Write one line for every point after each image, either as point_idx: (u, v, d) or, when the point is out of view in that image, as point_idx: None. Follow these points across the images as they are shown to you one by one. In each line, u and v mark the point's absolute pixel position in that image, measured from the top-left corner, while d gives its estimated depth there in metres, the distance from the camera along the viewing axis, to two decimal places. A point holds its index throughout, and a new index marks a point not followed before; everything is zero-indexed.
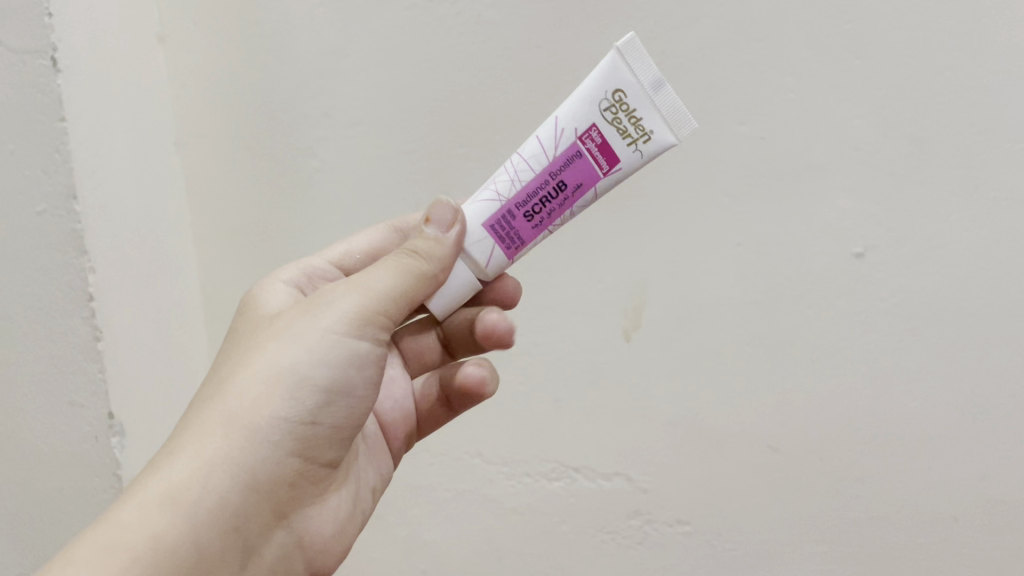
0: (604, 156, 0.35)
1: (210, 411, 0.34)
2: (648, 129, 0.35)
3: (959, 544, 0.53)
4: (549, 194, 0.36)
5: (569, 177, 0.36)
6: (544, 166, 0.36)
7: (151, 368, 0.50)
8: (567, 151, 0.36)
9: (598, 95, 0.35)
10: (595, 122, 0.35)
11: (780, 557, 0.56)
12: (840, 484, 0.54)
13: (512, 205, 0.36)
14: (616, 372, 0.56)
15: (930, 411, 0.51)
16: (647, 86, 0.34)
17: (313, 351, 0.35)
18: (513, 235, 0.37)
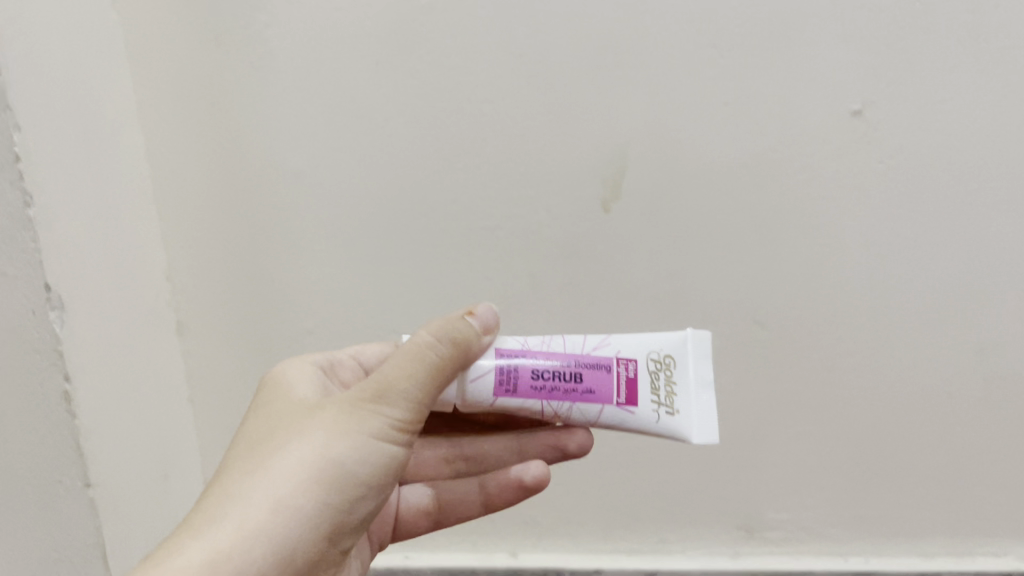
0: (626, 395, 0.37)
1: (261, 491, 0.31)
2: (676, 406, 0.37)
3: (952, 420, 0.51)
4: (562, 373, 0.36)
5: (587, 378, 0.36)
6: (573, 353, 0.37)
7: (91, 243, 0.47)
8: (609, 360, 0.37)
9: (654, 346, 0.38)
10: (637, 359, 0.37)
11: (765, 438, 0.53)
12: (828, 359, 0.51)
13: (528, 360, 0.36)
14: (594, 245, 0.50)
15: (924, 281, 0.49)
16: (695, 381, 0.38)
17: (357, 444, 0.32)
18: (512, 377, 0.36)
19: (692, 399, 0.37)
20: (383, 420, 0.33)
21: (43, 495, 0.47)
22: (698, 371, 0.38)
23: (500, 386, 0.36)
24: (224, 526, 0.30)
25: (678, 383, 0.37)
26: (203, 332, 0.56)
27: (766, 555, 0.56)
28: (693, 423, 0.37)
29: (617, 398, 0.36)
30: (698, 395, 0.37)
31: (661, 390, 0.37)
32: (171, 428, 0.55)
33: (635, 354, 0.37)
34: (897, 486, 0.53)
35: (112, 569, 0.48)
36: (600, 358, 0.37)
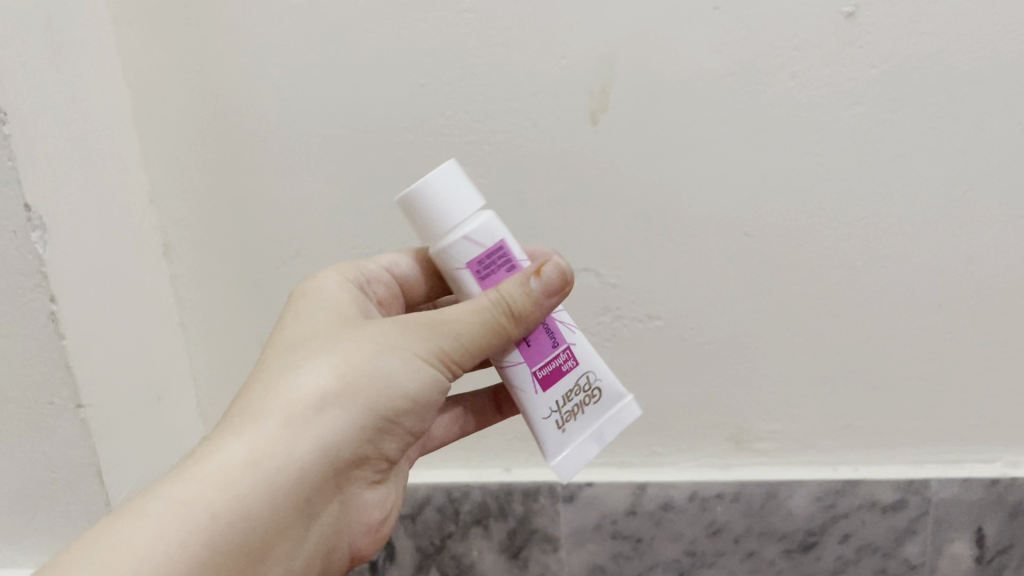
0: (546, 369, 0.37)
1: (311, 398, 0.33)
2: (564, 423, 0.38)
3: (942, 329, 0.51)
4: None
5: (533, 332, 0.37)
6: (546, 309, 0.37)
7: (70, 163, 0.46)
8: (561, 342, 0.38)
9: (604, 374, 0.38)
10: (580, 366, 0.38)
11: (754, 350, 0.53)
12: (818, 270, 0.51)
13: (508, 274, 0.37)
14: (583, 158, 0.50)
15: (916, 188, 0.48)
16: (592, 432, 0.38)
17: (404, 365, 0.34)
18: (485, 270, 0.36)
19: (585, 429, 0.38)
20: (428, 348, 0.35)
21: (35, 415, 0.47)
22: (601, 427, 0.38)
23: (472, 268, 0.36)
24: (272, 418, 0.32)
25: (586, 412, 0.38)
26: (190, 256, 0.55)
27: (757, 466, 0.56)
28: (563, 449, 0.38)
29: (536, 367, 0.37)
30: (586, 436, 0.38)
31: (570, 402, 0.38)
32: (162, 351, 0.55)
33: (585, 361, 0.38)
34: (887, 395, 0.53)
35: (108, 488, 0.49)
36: (555, 332, 0.37)
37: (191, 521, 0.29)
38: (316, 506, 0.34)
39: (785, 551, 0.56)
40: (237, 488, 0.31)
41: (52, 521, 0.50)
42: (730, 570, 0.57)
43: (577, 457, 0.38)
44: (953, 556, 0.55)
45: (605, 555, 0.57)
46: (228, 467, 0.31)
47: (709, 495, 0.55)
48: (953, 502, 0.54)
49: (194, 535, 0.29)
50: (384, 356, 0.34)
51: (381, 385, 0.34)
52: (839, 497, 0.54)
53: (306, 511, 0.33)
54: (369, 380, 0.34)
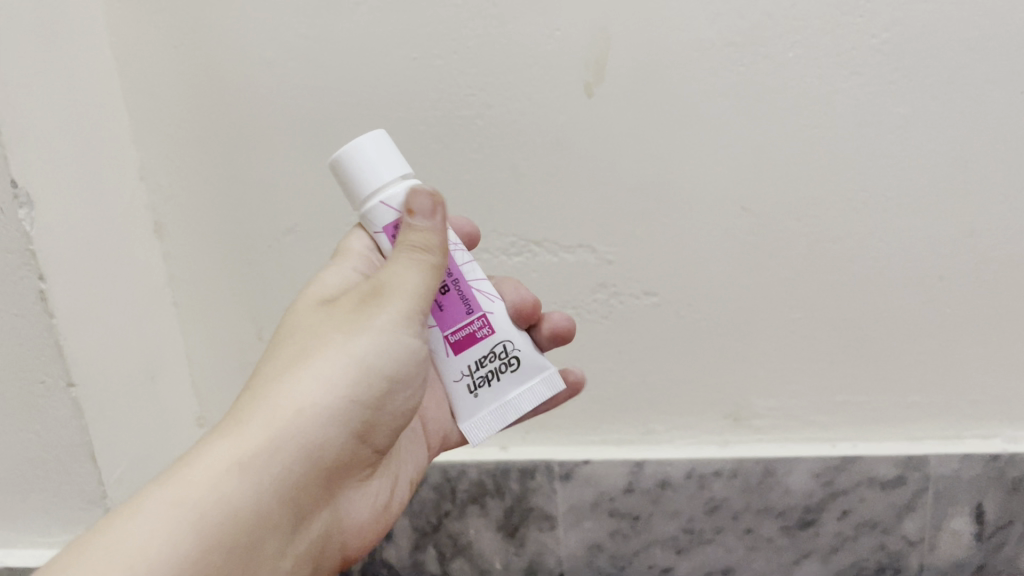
0: (460, 329, 0.37)
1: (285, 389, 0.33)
2: (478, 391, 0.37)
3: (943, 303, 0.51)
4: None
5: (448, 298, 0.37)
6: (461, 272, 0.37)
7: (58, 139, 0.45)
8: (477, 308, 0.37)
9: (517, 343, 0.37)
10: (495, 335, 0.37)
11: (753, 326, 0.52)
12: (817, 244, 0.50)
13: None
14: (578, 132, 0.49)
15: (917, 161, 0.47)
16: (503, 401, 0.37)
17: (381, 351, 0.35)
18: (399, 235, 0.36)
19: (500, 401, 0.37)
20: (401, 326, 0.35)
21: (27, 395, 0.47)
22: (518, 396, 0.37)
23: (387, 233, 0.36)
24: (255, 421, 0.32)
25: (504, 380, 0.37)
26: (182, 234, 0.54)
27: (755, 443, 0.56)
28: (476, 417, 0.37)
29: (449, 332, 0.37)
30: (504, 405, 0.37)
31: (483, 368, 0.37)
32: (156, 330, 0.54)
33: (501, 329, 0.37)
34: (887, 371, 0.53)
35: (102, 468, 0.48)
36: (471, 298, 0.37)
37: (189, 522, 0.29)
38: (309, 508, 0.34)
39: (783, 528, 0.56)
40: (228, 487, 0.30)
41: (46, 502, 0.50)
42: (728, 547, 0.57)
43: (491, 428, 0.37)
44: (953, 531, 0.55)
45: (602, 533, 0.57)
46: (214, 469, 0.31)
47: (707, 472, 0.54)
48: (953, 478, 0.53)
49: (195, 537, 0.29)
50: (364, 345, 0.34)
51: (363, 376, 0.34)
52: (838, 473, 0.54)
53: (299, 513, 0.33)
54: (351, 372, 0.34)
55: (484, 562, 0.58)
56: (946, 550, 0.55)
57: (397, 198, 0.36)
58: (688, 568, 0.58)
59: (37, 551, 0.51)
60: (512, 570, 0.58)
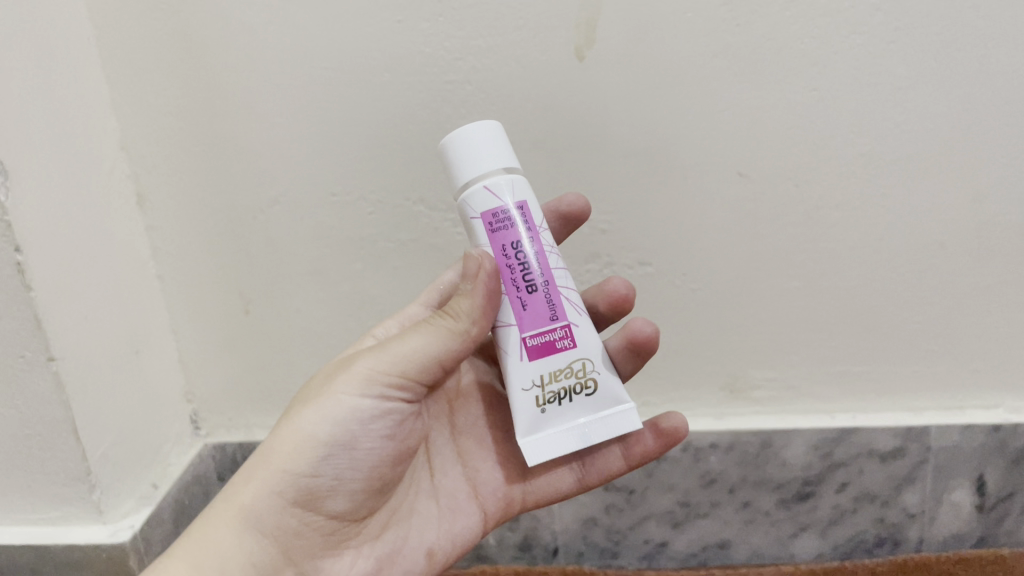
0: (539, 324, 0.37)
1: (267, 440, 0.39)
2: (548, 406, 0.37)
3: (944, 271, 0.49)
4: (525, 270, 0.37)
5: (533, 301, 0.37)
6: (551, 280, 0.38)
7: (34, 106, 0.44)
8: (562, 318, 0.37)
9: (598, 360, 0.38)
10: (576, 350, 0.37)
11: (749, 295, 0.51)
12: (814, 211, 0.49)
13: (523, 238, 0.37)
14: (569, 96, 0.47)
15: (917, 122, 0.46)
16: (576, 423, 0.37)
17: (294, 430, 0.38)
18: (502, 224, 0.37)
19: (568, 419, 0.37)
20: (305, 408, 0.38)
21: (6, 369, 0.46)
22: (589, 425, 0.37)
23: (486, 219, 0.37)
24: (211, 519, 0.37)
25: (574, 403, 0.37)
26: (165, 206, 0.53)
27: (752, 416, 0.54)
28: (537, 433, 0.37)
29: (530, 334, 0.37)
30: (567, 427, 0.37)
31: (557, 381, 0.37)
32: (140, 304, 0.53)
33: (583, 345, 0.38)
34: (886, 340, 0.52)
35: (85, 444, 0.47)
36: (558, 306, 0.37)
37: None
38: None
39: (780, 501, 0.55)
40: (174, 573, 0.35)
41: (30, 478, 0.49)
42: (725, 521, 0.56)
43: (554, 446, 0.37)
44: (954, 503, 0.54)
45: (597, 508, 0.56)
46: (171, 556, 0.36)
47: (703, 445, 0.53)
48: (954, 449, 0.52)
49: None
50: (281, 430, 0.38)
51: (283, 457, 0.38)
52: (836, 445, 0.53)
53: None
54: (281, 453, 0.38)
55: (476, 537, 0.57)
56: (946, 523, 0.55)
57: (495, 184, 0.37)
58: (684, 543, 0.57)
59: (20, 529, 0.50)
60: (505, 545, 0.57)
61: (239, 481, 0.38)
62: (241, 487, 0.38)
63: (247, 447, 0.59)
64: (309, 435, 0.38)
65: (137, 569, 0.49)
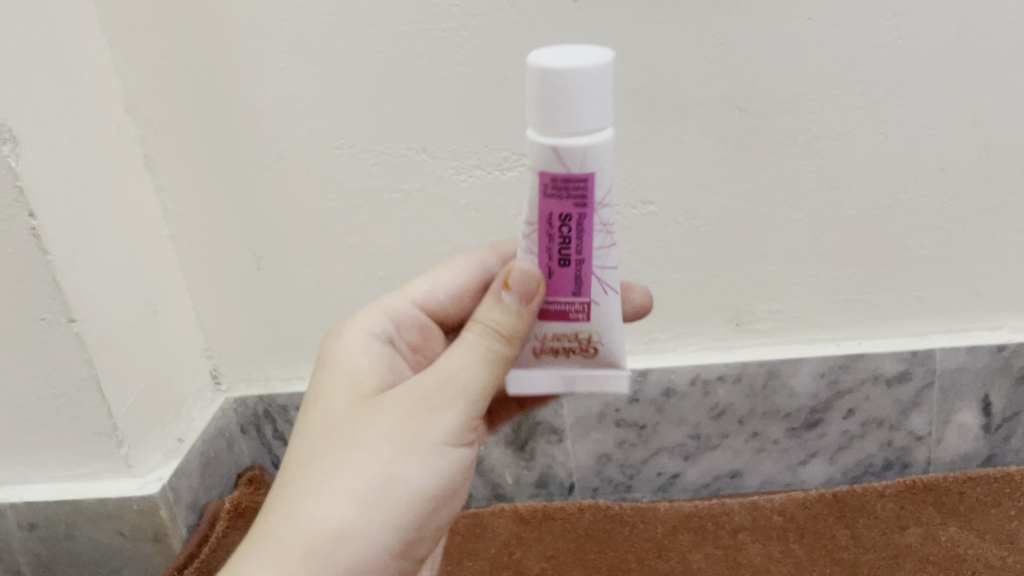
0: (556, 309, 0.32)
1: (304, 492, 0.31)
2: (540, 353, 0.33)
3: (945, 197, 0.50)
4: (568, 243, 0.31)
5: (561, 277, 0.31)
6: (593, 261, 0.31)
7: (37, 71, 0.44)
8: (585, 295, 0.32)
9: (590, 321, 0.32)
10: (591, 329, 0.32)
11: (752, 230, 0.52)
12: (815, 141, 0.49)
13: (576, 212, 0.30)
14: (566, 38, 0.47)
15: (913, 48, 0.46)
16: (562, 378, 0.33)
17: (337, 478, 0.31)
18: (564, 185, 0.29)
19: (555, 370, 0.33)
20: (349, 453, 0.31)
21: (29, 332, 0.47)
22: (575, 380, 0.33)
23: (543, 182, 0.29)
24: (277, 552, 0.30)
25: (571, 360, 0.33)
26: (171, 166, 0.54)
27: (759, 347, 0.55)
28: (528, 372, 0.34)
29: (547, 301, 0.32)
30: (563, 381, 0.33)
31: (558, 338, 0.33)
32: (154, 263, 0.54)
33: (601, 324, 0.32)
34: (891, 267, 0.52)
35: (109, 400, 0.49)
36: (585, 285, 0.31)
37: None
38: None
39: (789, 430, 0.56)
40: None
41: (59, 436, 0.50)
42: (735, 451, 0.57)
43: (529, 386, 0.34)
44: (959, 425, 0.55)
45: (610, 443, 0.57)
46: None
47: (711, 378, 0.55)
48: (958, 371, 0.53)
49: None
50: (326, 462, 0.31)
51: (353, 492, 0.30)
52: (843, 373, 0.54)
53: None
54: (326, 512, 0.30)
55: (494, 475, 0.59)
56: (952, 444, 0.56)
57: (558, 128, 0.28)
58: (696, 474, 0.58)
59: (52, 486, 0.52)
60: (522, 483, 0.59)
61: (284, 516, 0.30)
62: (303, 513, 0.30)
63: (266, 401, 0.60)
64: (372, 498, 0.30)
65: (168, 519, 0.51)
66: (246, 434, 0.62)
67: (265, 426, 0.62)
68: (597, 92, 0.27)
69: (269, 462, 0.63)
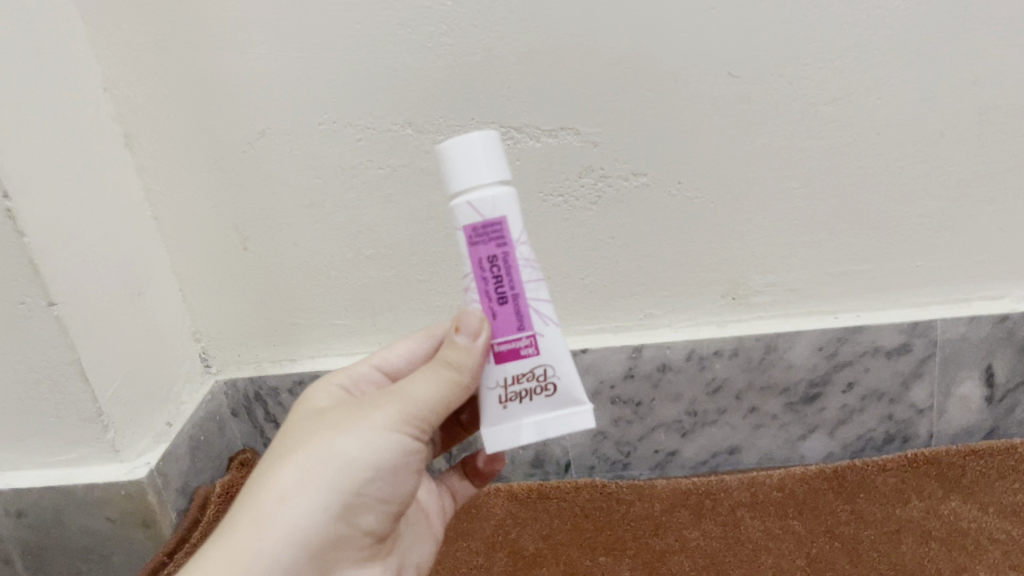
0: (504, 350, 0.33)
1: (269, 471, 0.33)
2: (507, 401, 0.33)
3: (945, 163, 0.48)
4: (501, 285, 0.32)
5: (503, 313, 0.32)
6: (527, 294, 0.32)
7: (9, 49, 0.43)
8: (529, 327, 0.32)
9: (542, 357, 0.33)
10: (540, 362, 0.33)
11: (747, 200, 0.50)
12: (810, 107, 0.47)
13: (503, 255, 0.32)
14: (552, 5, 0.46)
15: (910, 8, 0.44)
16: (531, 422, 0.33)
17: (299, 465, 0.33)
18: (487, 234, 0.32)
19: (525, 417, 0.33)
20: (313, 446, 0.33)
21: (9, 316, 0.46)
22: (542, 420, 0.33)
23: (466, 234, 0.32)
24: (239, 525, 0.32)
25: (534, 403, 0.33)
26: (152, 145, 0.53)
27: (755, 322, 0.54)
28: (498, 424, 0.33)
29: (495, 343, 0.33)
30: (527, 425, 0.33)
31: (517, 380, 0.33)
32: (137, 245, 0.53)
33: (551, 355, 0.33)
34: (891, 236, 0.51)
35: (94, 385, 0.48)
36: (524, 316, 0.32)
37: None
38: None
39: (787, 405, 0.55)
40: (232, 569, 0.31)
41: (44, 421, 0.50)
42: (733, 427, 0.56)
43: (506, 440, 0.33)
44: (962, 397, 0.54)
45: (605, 421, 0.56)
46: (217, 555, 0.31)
47: (707, 352, 0.53)
48: (960, 342, 0.52)
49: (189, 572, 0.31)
50: (293, 451, 0.33)
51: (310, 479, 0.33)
52: (841, 345, 0.53)
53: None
54: (286, 493, 0.32)
55: None
56: (955, 417, 0.54)
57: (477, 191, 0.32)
58: (693, 450, 0.57)
59: (40, 472, 0.51)
60: (518, 462, 0.59)
61: (253, 488, 0.33)
62: (266, 491, 0.32)
63: (257, 383, 0.59)
64: (325, 484, 0.33)
65: (157, 504, 0.50)
66: (237, 417, 0.61)
67: (256, 409, 0.61)
68: (485, 155, 0.32)
69: (261, 445, 0.62)
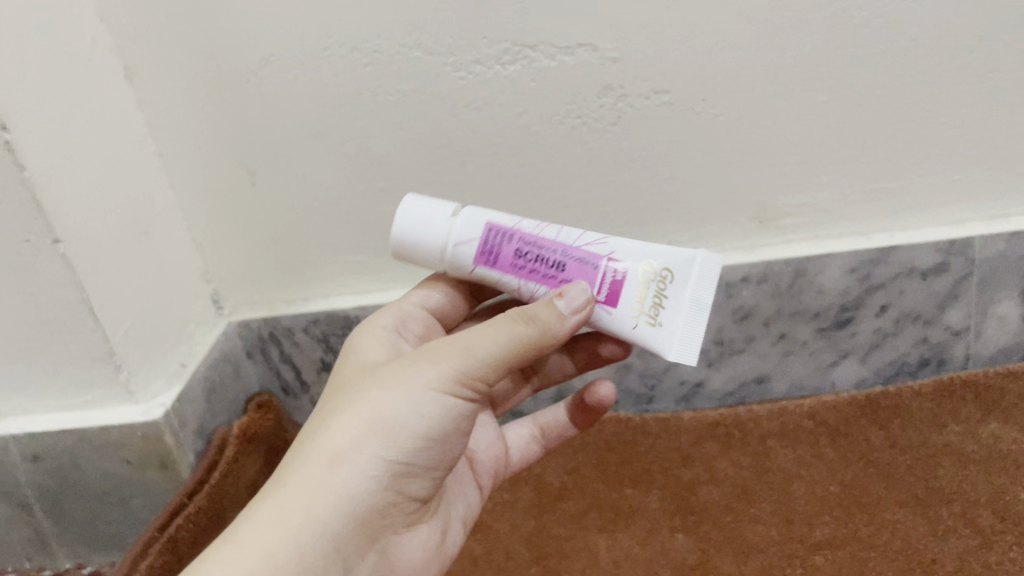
0: (608, 294, 0.35)
1: (321, 428, 0.33)
2: (658, 317, 0.35)
3: (984, 70, 0.46)
4: (547, 262, 0.35)
5: (571, 270, 0.35)
6: (573, 247, 0.36)
7: None
8: (598, 260, 0.35)
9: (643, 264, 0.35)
10: (631, 267, 0.35)
11: (774, 116, 0.48)
12: (843, 14, 0.45)
13: (518, 241, 0.36)
14: None
15: None
16: (691, 306, 0.35)
17: (353, 419, 0.32)
18: (490, 249, 0.36)
19: (679, 311, 0.35)
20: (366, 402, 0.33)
21: (14, 255, 0.45)
22: (694, 293, 0.35)
23: (479, 261, 0.36)
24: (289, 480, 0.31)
25: (671, 300, 0.35)
26: (152, 77, 0.51)
27: (783, 246, 0.52)
28: (672, 337, 0.35)
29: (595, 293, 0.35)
30: (686, 308, 0.35)
31: (647, 299, 0.35)
32: (142, 182, 0.52)
33: (632, 257, 0.35)
34: (926, 150, 0.49)
35: (104, 326, 0.47)
36: (585, 255, 0.35)
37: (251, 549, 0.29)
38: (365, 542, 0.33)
39: (818, 331, 0.53)
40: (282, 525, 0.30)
41: (55, 364, 0.48)
42: (761, 355, 0.54)
43: (691, 334, 0.34)
44: (999, 317, 0.52)
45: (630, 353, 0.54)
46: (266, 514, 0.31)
47: (734, 279, 0.52)
48: (999, 260, 0.50)
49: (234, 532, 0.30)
50: (345, 406, 0.33)
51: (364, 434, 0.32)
52: (874, 267, 0.51)
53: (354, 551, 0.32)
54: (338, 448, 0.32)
55: None
56: (991, 338, 0.53)
57: (455, 232, 0.36)
58: (721, 381, 0.56)
59: (54, 416, 0.50)
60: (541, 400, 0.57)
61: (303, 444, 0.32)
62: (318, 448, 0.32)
63: (271, 323, 0.58)
64: (377, 438, 0.32)
65: (175, 446, 0.50)
66: (252, 359, 0.60)
67: (272, 350, 0.60)
68: (424, 206, 0.37)
69: (278, 386, 0.61)
